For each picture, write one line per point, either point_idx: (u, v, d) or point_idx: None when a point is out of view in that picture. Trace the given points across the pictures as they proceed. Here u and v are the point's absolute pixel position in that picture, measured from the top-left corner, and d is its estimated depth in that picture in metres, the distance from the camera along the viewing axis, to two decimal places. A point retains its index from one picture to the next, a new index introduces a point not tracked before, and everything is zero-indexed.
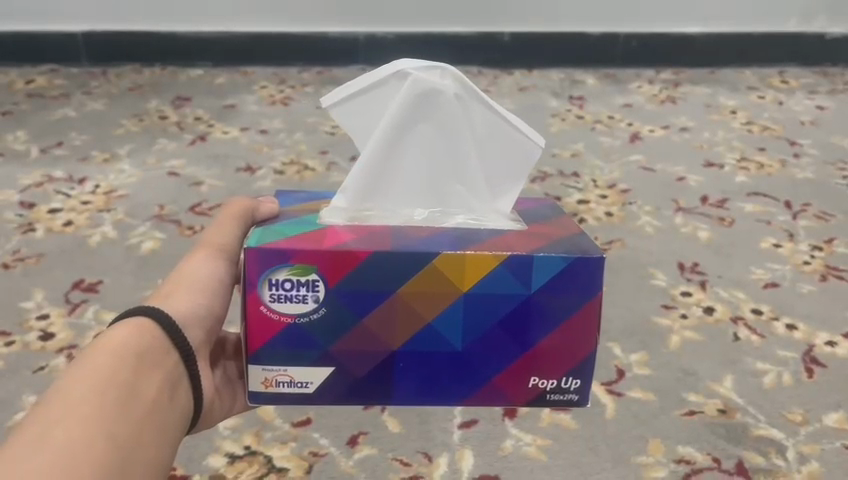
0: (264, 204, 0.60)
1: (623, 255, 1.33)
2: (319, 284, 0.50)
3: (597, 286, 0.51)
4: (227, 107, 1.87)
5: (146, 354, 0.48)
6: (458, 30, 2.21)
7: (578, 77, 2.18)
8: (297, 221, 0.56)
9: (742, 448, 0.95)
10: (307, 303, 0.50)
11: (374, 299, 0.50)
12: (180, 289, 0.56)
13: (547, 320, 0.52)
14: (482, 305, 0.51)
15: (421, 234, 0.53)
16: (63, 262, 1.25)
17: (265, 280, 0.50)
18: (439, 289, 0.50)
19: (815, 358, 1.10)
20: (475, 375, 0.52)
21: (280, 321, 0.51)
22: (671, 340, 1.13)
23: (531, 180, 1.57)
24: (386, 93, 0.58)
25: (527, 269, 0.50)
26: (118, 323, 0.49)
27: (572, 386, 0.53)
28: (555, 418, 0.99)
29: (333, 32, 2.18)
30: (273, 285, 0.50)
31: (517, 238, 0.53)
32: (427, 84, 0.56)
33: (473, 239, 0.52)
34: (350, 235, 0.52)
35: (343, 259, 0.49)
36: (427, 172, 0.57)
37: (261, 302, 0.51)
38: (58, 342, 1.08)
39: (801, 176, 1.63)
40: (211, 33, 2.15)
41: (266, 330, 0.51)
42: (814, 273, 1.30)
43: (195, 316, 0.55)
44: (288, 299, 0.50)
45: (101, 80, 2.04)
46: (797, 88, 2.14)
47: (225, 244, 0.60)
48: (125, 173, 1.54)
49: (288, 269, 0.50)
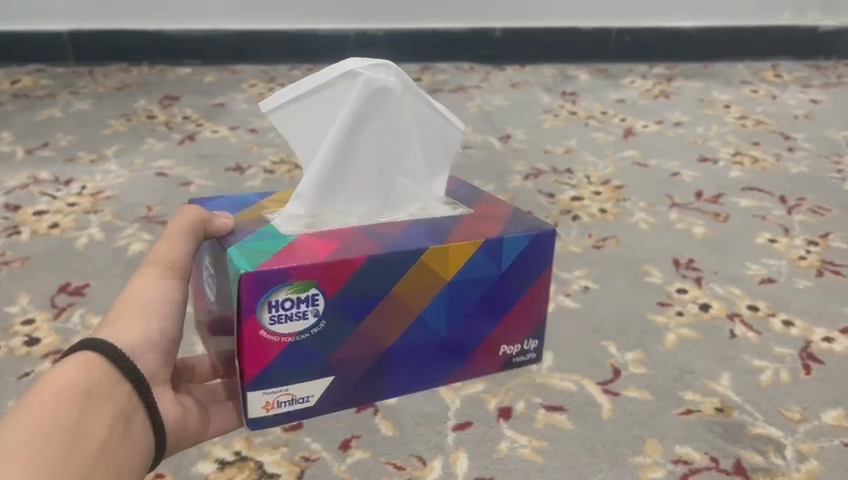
0: (217, 217, 0.64)
1: (618, 252, 1.32)
2: (318, 297, 0.59)
3: (548, 258, 0.68)
4: (216, 106, 1.85)
5: (96, 390, 0.48)
6: (451, 27, 2.20)
7: (571, 72, 2.17)
8: (260, 238, 0.62)
9: (740, 447, 0.94)
10: (306, 318, 0.60)
11: (370, 303, 0.61)
12: (131, 312, 0.58)
13: (513, 290, 0.67)
14: (464, 288, 0.65)
15: (392, 233, 0.63)
16: (49, 265, 1.23)
17: (265, 303, 0.58)
18: (427, 283, 0.62)
19: (813, 355, 1.09)
20: (458, 350, 0.68)
21: (280, 340, 0.60)
22: (667, 338, 1.12)
23: (524, 177, 1.56)
24: (337, 90, 0.67)
25: (498, 248, 0.64)
26: (66, 360, 0.49)
27: (532, 346, 0.72)
28: (550, 419, 0.98)
29: (323, 29, 2.15)
30: (273, 306, 0.58)
31: (481, 227, 0.66)
32: (377, 83, 0.66)
33: (437, 232, 0.64)
34: (335, 244, 0.61)
35: (338, 271, 0.59)
36: (377, 168, 0.68)
37: (261, 326, 0.59)
38: (44, 348, 1.06)
39: (795, 171, 1.62)
40: (199, 31, 2.13)
41: (269, 348, 0.60)
42: (810, 268, 1.29)
43: (150, 340, 0.57)
44: (286, 317, 0.59)
45: (88, 80, 2.02)
46: (791, 81, 2.13)
47: (172, 262, 0.64)
48: (112, 173, 1.51)
49: (287, 288, 0.58)
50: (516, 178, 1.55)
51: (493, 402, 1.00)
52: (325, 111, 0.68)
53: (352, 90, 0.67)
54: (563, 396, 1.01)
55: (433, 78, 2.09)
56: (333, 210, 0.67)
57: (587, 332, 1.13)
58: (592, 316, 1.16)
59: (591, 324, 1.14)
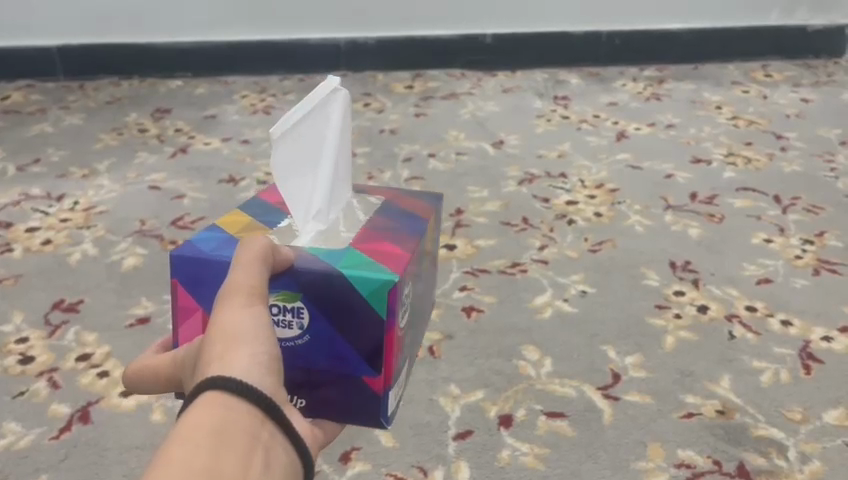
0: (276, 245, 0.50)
1: (614, 255, 1.31)
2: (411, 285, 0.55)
3: None
4: (208, 118, 1.85)
5: (230, 429, 0.37)
6: (441, 34, 2.20)
7: (562, 76, 2.17)
8: (334, 259, 0.52)
9: (743, 449, 0.94)
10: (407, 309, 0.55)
11: (417, 281, 0.58)
12: (234, 342, 0.41)
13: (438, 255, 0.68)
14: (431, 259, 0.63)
15: (397, 221, 0.59)
16: (43, 282, 1.22)
17: (401, 302, 0.52)
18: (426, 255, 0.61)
19: (813, 354, 1.09)
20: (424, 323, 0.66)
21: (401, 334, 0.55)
22: (666, 340, 1.12)
23: (518, 182, 1.55)
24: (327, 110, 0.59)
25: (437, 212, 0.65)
26: (188, 409, 0.38)
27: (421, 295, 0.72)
28: (551, 425, 0.97)
29: (315, 38, 2.15)
30: (401, 304, 0.53)
31: (411, 197, 0.64)
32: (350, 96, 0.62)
33: (403, 211, 0.61)
34: (391, 243, 0.55)
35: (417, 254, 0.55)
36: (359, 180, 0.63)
37: (397, 326, 0.53)
38: (38, 366, 1.05)
39: (789, 170, 1.62)
40: (192, 43, 2.12)
41: (396, 346, 0.54)
42: (807, 267, 1.29)
43: (268, 367, 0.41)
44: (404, 310, 0.54)
45: (79, 94, 2.01)
46: (780, 81, 2.13)
47: (257, 286, 0.45)
48: (105, 188, 1.51)
49: (404, 284, 0.53)
50: (510, 184, 1.55)
51: (494, 410, 0.99)
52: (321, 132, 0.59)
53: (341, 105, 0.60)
54: (563, 402, 1.01)
55: (425, 85, 2.09)
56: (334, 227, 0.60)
57: (585, 336, 1.12)
58: (590, 320, 1.16)
59: (589, 329, 1.14)
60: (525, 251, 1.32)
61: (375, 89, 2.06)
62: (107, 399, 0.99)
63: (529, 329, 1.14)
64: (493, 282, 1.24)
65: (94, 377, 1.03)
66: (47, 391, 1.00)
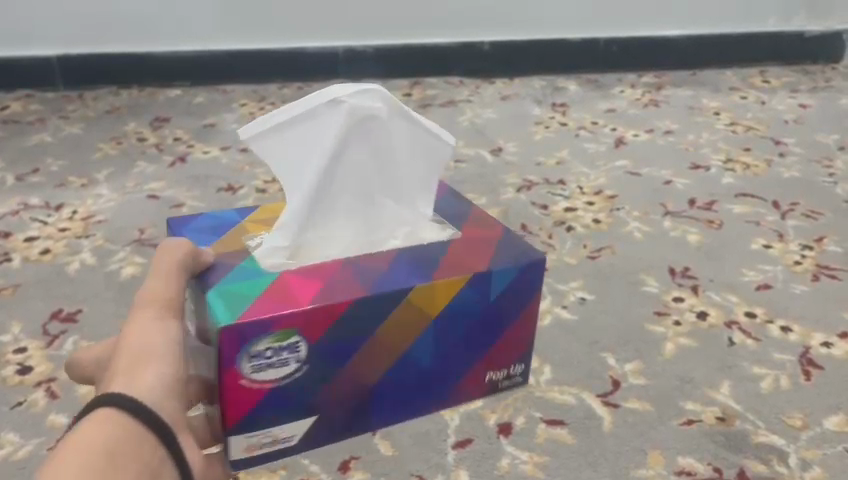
0: (200, 250, 0.67)
1: (614, 261, 1.31)
2: (299, 344, 0.63)
3: (532, 289, 0.73)
4: (206, 127, 1.85)
5: (126, 442, 0.46)
6: (439, 41, 2.21)
7: (560, 83, 2.17)
8: (243, 275, 0.66)
9: (743, 456, 0.93)
10: (290, 364, 0.63)
11: (354, 344, 0.65)
12: (143, 363, 0.53)
13: (493, 325, 0.73)
14: (446, 326, 0.69)
15: (373, 268, 0.67)
16: (42, 291, 1.22)
17: (247, 353, 0.61)
18: (410, 322, 0.66)
19: (813, 360, 1.09)
20: (442, 385, 0.73)
21: (261, 387, 0.63)
22: (665, 347, 1.11)
23: (517, 189, 1.56)
24: (320, 123, 0.70)
25: (489, 282, 0.69)
26: (94, 412, 0.48)
27: (519, 370, 0.79)
28: (551, 433, 0.97)
29: (313, 46, 2.16)
30: (253, 356, 0.62)
31: (465, 257, 0.70)
32: (360, 115, 0.70)
33: (414, 264, 0.68)
34: (311, 292, 0.63)
35: (316, 318, 0.62)
36: (363, 189, 0.72)
37: (242, 375, 0.62)
38: (36, 376, 1.04)
39: (787, 175, 1.62)
40: (191, 52, 2.13)
41: (249, 394, 0.63)
42: (806, 273, 1.29)
43: (167, 387, 0.53)
44: (267, 365, 0.62)
45: (77, 104, 2.01)
46: (778, 87, 2.14)
47: (170, 300, 0.61)
48: (104, 197, 1.51)
49: (269, 338, 0.61)
50: (509, 191, 1.55)
51: (493, 417, 0.99)
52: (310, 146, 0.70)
53: (334, 123, 0.69)
54: (562, 409, 1.00)
55: (424, 93, 2.09)
56: (317, 237, 0.71)
57: (584, 342, 1.12)
58: (590, 327, 1.15)
59: (588, 335, 1.14)
60: None
61: None
62: None
63: None
64: None
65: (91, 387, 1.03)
66: (45, 401, 1.00)
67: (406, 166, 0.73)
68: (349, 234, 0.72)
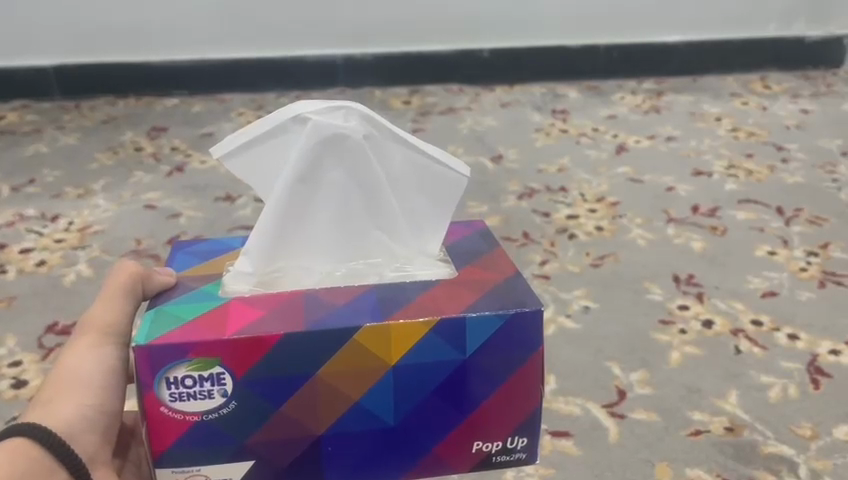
0: (156, 270, 0.55)
1: (618, 269, 1.30)
2: (225, 376, 0.47)
3: (536, 341, 0.50)
4: (204, 136, 1.84)
5: (36, 467, 0.44)
6: (437, 49, 2.20)
7: (560, 90, 2.16)
8: (194, 296, 0.52)
9: (752, 467, 0.91)
10: (213, 398, 0.48)
11: (289, 387, 0.48)
12: (62, 392, 0.51)
13: (474, 393, 0.50)
14: (407, 382, 0.49)
15: (339, 301, 0.50)
16: (37, 304, 1.20)
17: (162, 379, 0.47)
18: (360, 364, 0.48)
19: (821, 368, 1.07)
20: (413, 447, 0.51)
21: (185, 419, 0.48)
22: (671, 355, 1.10)
23: (518, 197, 1.54)
24: (287, 140, 0.55)
25: (462, 335, 0.49)
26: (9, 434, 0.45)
27: (519, 445, 0.53)
28: (557, 444, 0.95)
29: (312, 55, 2.15)
30: (171, 383, 0.47)
31: (448, 297, 0.51)
32: (329, 130, 0.53)
33: (384, 303, 0.50)
34: (254, 314, 0.49)
35: (246, 348, 0.47)
36: (342, 219, 0.55)
37: (161, 402, 0.48)
38: (32, 389, 1.03)
39: (790, 181, 1.60)
40: (188, 62, 2.12)
41: (171, 431, 0.48)
42: (812, 279, 1.27)
43: (83, 421, 0.51)
44: (185, 397, 0.48)
45: (74, 114, 2.00)
46: (780, 93, 2.13)
47: (110, 323, 0.56)
48: (100, 208, 1.49)
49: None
50: (510, 198, 1.54)
51: None
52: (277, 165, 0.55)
53: (299, 140, 0.54)
54: (567, 420, 0.98)
55: (423, 101, 2.08)
56: (287, 275, 0.54)
57: (589, 351, 1.11)
58: (594, 337, 1.14)
59: (593, 344, 1.12)
60: (526, 266, 1.31)
61: (372, 106, 2.05)
62: None
63: None
64: None
65: None
66: None
67: (405, 193, 0.56)
68: (326, 276, 0.54)
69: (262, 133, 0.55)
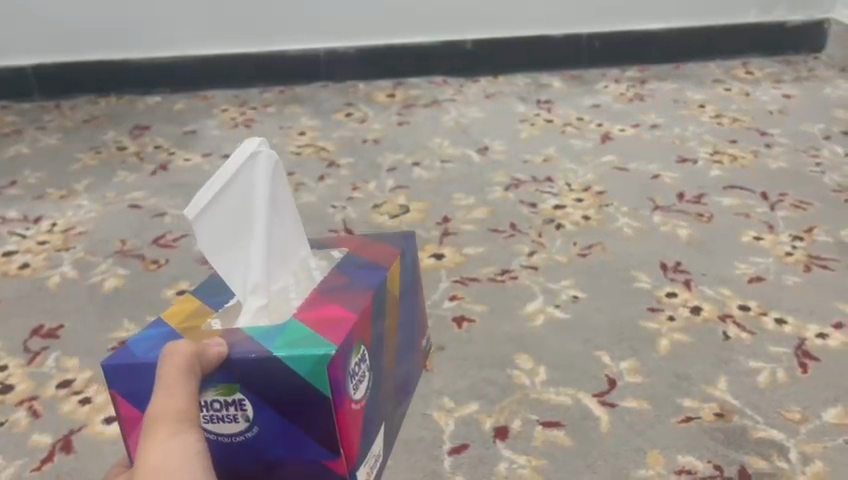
0: (208, 344, 0.59)
1: (604, 258, 1.30)
2: (363, 350, 0.67)
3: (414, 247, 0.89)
4: (187, 134, 1.82)
5: None
6: (420, 40, 2.19)
7: (545, 80, 2.15)
8: (284, 333, 0.63)
9: (743, 453, 0.92)
10: (363, 372, 0.67)
11: (378, 342, 0.72)
12: None
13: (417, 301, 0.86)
14: (405, 301, 0.81)
15: (347, 280, 0.72)
16: (21, 309, 1.19)
17: (348, 374, 0.64)
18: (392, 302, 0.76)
19: (808, 352, 1.08)
20: (414, 353, 0.86)
21: (357, 404, 0.67)
22: (660, 343, 1.10)
23: (505, 188, 1.54)
24: (244, 179, 0.71)
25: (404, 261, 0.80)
26: None
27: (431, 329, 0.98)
28: (548, 435, 0.95)
29: (293, 49, 2.13)
30: (351, 374, 0.64)
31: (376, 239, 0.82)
32: (271, 160, 0.73)
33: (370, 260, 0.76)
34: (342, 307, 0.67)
35: (365, 320, 0.68)
36: (283, 232, 0.75)
37: (350, 399, 0.65)
38: (17, 395, 1.03)
39: (774, 166, 1.61)
40: (168, 58, 2.09)
41: (355, 418, 0.66)
42: (798, 263, 1.28)
43: None
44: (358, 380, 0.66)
45: (54, 114, 1.98)
46: (762, 78, 2.13)
47: (179, 409, 0.55)
48: (84, 209, 1.48)
49: (353, 352, 0.65)
50: (496, 190, 1.53)
51: (489, 421, 0.97)
52: (237, 201, 0.70)
53: (255, 175, 0.72)
54: (558, 410, 0.99)
55: (407, 94, 2.08)
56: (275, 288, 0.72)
57: (579, 340, 1.11)
58: (582, 325, 1.14)
59: (581, 333, 1.12)
60: (515, 258, 1.31)
61: (357, 99, 2.04)
62: (90, 426, 0.96)
63: (522, 338, 1.12)
64: (480, 290, 1.22)
65: (76, 404, 1.01)
66: (27, 421, 0.98)
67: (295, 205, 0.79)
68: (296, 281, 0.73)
69: (226, 179, 0.69)
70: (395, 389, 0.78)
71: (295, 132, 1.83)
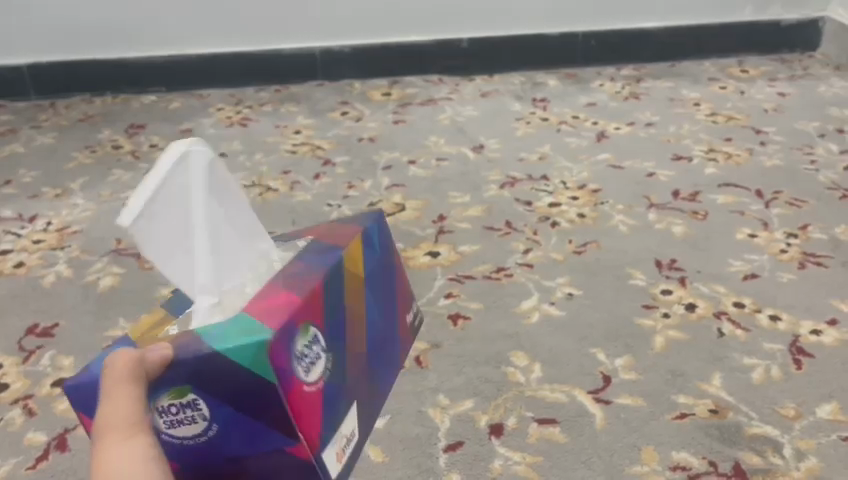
0: (148, 350, 0.60)
1: (600, 256, 1.30)
2: (315, 335, 0.68)
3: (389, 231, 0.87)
4: (182, 133, 1.82)
5: None
6: (416, 39, 2.18)
7: (540, 79, 2.16)
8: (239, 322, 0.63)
9: (738, 449, 0.92)
10: (317, 357, 0.67)
11: (335, 327, 0.71)
12: None
13: (391, 286, 0.85)
14: (371, 287, 0.80)
15: (300, 270, 0.71)
16: (17, 307, 1.19)
17: (293, 360, 0.64)
18: (350, 288, 0.75)
19: (803, 349, 1.08)
20: (392, 337, 0.85)
21: (315, 387, 0.67)
22: (656, 341, 1.10)
23: (500, 186, 1.54)
24: (174, 187, 0.69)
25: (369, 243, 0.81)
26: None
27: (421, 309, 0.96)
28: (543, 432, 0.95)
29: (289, 48, 2.13)
30: (298, 360, 0.65)
31: (341, 227, 0.81)
32: (202, 165, 0.71)
33: (327, 248, 0.75)
34: (294, 295, 0.66)
35: (313, 308, 0.67)
36: (227, 239, 0.75)
37: (301, 382, 0.65)
38: (12, 393, 1.03)
39: (769, 164, 1.62)
40: (164, 57, 2.09)
41: (312, 400, 0.66)
42: (792, 260, 1.28)
43: None
44: (308, 364, 0.66)
45: (49, 113, 1.98)
46: (757, 76, 2.14)
47: (124, 420, 0.57)
48: (79, 207, 1.47)
49: (300, 335, 0.65)
50: (492, 188, 1.54)
51: (484, 419, 0.98)
52: (169, 213, 0.69)
53: (186, 182, 0.70)
54: (554, 407, 0.99)
55: (403, 92, 2.08)
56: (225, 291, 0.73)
57: (574, 337, 1.11)
58: (577, 322, 1.14)
59: (577, 330, 1.13)
60: (510, 255, 1.31)
61: (353, 98, 2.04)
62: (84, 425, 0.97)
63: (517, 335, 1.12)
64: (476, 288, 1.22)
65: (71, 403, 1.01)
66: (22, 420, 0.98)
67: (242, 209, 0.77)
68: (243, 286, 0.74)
69: (154, 191, 0.67)
70: (364, 374, 0.78)
71: (291, 131, 1.83)
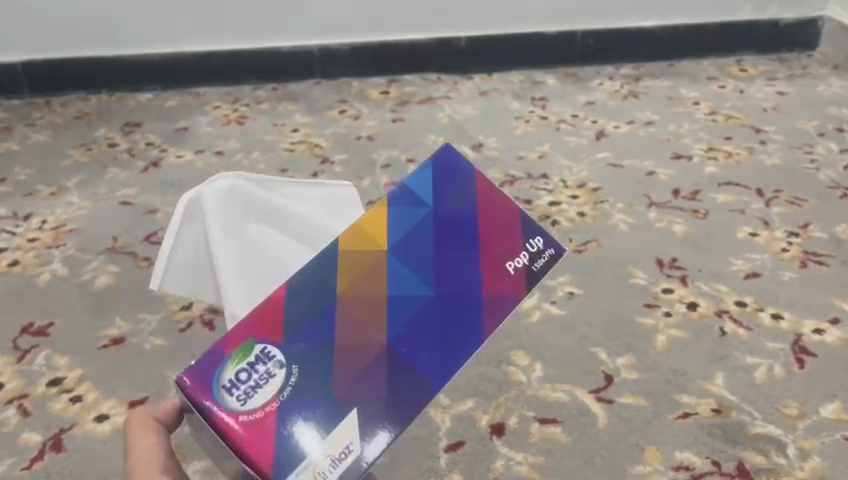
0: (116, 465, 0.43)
1: (600, 254, 1.29)
2: (267, 349, 0.50)
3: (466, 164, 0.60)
4: (179, 131, 1.81)
5: None
6: (414, 38, 2.17)
7: (539, 77, 2.15)
8: None
9: (741, 448, 0.92)
10: (274, 374, 0.50)
11: (325, 320, 0.52)
12: None
13: (465, 246, 0.56)
14: (408, 254, 0.55)
15: None
16: (11, 306, 1.17)
17: (219, 387, 0.48)
18: (362, 262, 0.55)
19: (805, 348, 1.07)
20: (471, 305, 0.55)
21: (268, 409, 0.48)
22: (657, 340, 1.09)
23: (500, 185, 1.53)
24: None
25: (414, 197, 0.58)
26: None
27: (539, 245, 0.58)
28: (544, 432, 0.94)
29: (287, 46, 2.12)
30: (230, 387, 0.49)
31: None
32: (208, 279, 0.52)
33: None
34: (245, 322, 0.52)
35: (269, 318, 0.52)
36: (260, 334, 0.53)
37: (233, 413, 0.48)
38: (8, 392, 1.01)
39: (769, 163, 1.61)
40: (161, 55, 2.07)
41: (260, 429, 0.48)
42: (793, 259, 1.27)
43: None
44: (251, 389, 0.49)
45: (45, 110, 1.96)
46: (756, 76, 2.13)
47: None
48: (75, 205, 1.46)
49: (230, 362, 0.49)
50: None
51: (485, 419, 0.97)
52: None
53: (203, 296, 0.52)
54: (555, 407, 0.98)
55: (401, 91, 2.07)
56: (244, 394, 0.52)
57: (575, 337, 1.10)
58: (578, 322, 1.13)
59: (578, 330, 1.11)
60: None
61: (351, 96, 2.03)
62: (80, 425, 0.96)
63: (518, 334, 1.11)
64: None
65: (66, 402, 1.00)
66: (17, 419, 0.97)
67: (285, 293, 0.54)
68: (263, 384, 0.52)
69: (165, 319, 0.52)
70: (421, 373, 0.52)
71: (288, 129, 1.82)
